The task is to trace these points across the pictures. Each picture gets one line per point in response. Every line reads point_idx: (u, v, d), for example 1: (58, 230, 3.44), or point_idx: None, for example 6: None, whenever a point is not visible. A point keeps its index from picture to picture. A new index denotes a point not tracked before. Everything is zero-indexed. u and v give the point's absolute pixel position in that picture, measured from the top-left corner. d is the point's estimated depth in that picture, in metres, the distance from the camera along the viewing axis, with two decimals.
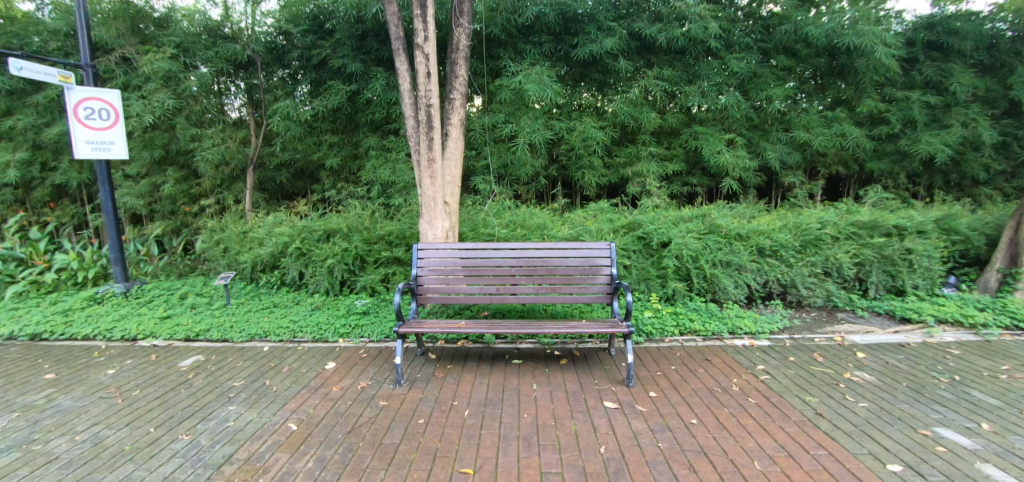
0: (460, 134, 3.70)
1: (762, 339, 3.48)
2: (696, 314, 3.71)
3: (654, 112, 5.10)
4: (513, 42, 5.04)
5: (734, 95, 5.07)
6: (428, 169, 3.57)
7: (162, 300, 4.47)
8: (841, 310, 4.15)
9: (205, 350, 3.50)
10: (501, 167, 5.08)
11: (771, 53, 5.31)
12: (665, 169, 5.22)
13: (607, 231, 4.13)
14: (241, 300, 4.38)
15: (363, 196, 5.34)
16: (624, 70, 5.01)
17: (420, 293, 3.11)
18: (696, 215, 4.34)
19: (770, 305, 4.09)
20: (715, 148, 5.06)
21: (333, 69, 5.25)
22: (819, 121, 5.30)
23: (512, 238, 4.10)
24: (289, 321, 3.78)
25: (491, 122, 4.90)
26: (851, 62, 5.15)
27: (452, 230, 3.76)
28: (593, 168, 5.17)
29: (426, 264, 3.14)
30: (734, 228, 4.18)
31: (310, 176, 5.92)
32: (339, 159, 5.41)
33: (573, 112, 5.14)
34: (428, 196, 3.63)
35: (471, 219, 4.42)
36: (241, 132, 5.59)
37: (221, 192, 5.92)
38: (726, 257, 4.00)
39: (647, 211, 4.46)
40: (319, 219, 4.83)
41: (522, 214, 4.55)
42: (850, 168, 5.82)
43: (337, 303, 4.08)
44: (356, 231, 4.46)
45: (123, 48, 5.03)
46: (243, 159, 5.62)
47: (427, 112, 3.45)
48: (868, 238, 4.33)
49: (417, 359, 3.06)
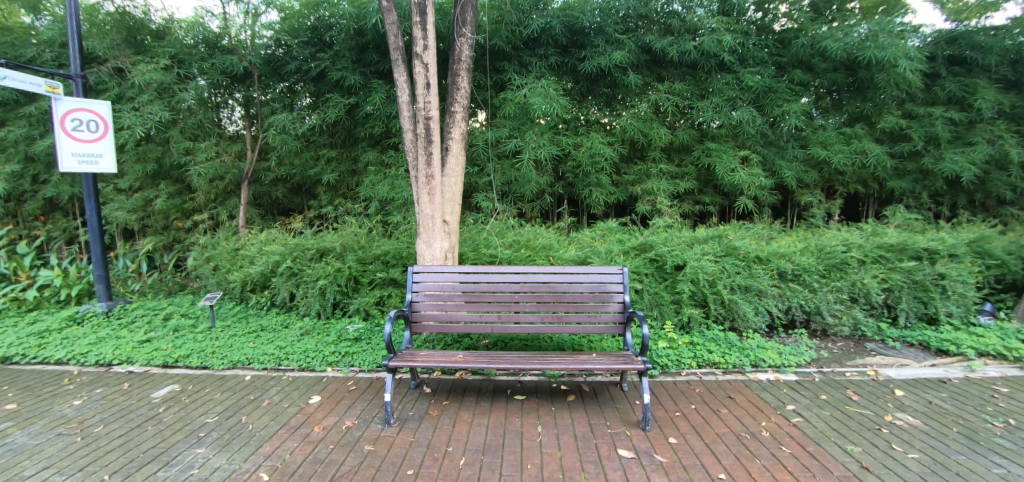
0: (461, 149, 3.48)
1: (787, 373, 3.19)
2: (714, 345, 3.43)
3: (664, 128, 4.89)
4: (518, 55, 4.83)
5: (748, 111, 4.85)
6: (427, 187, 3.33)
7: (144, 321, 4.23)
8: (870, 340, 3.85)
9: (182, 378, 3.26)
10: (505, 184, 4.86)
11: (787, 68, 5.09)
12: (676, 187, 4.98)
13: (617, 253, 3.88)
14: (227, 323, 4.13)
15: (361, 213, 5.12)
16: (633, 84, 4.80)
17: (415, 320, 2.86)
18: (712, 235, 4.08)
19: (794, 334, 3.80)
20: (729, 166, 4.83)
21: (331, 82, 5.06)
22: (839, 138, 5.06)
23: (516, 259, 3.84)
24: (276, 347, 3.52)
25: (494, 137, 4.68)
26: (872, 77, 4.92)
27: (452, 250, 3.51)
28: (601, 185, 4.95)
29: (422, 289, 2.89)
30: (754, 251, 3.91)
31: (306, 192, 5.71)
32: (337, 174, 5.20)
33: (580, 127, 4.93)
34: (425, 215, 3.39)
35: (473, 238, 4.18)
36: (236, 146, 5.40)
37: (215, 208, 5.72)
38: (746, 282, 3.73)
39: (659, 232, 4.21)
40: (313, 237, 4.60)
41: (526, 233, 4.30)
42: (870, 187, 5.55)
43: (328, 328, 3.82)
44: (350, 250, 4.21)
45: (117, 59, 4.89)
46: (238, 174, 5.43)
47: (426, 126, 3.22)
48: (895, 261, 4.05)
49: (410, 393, 2.79)
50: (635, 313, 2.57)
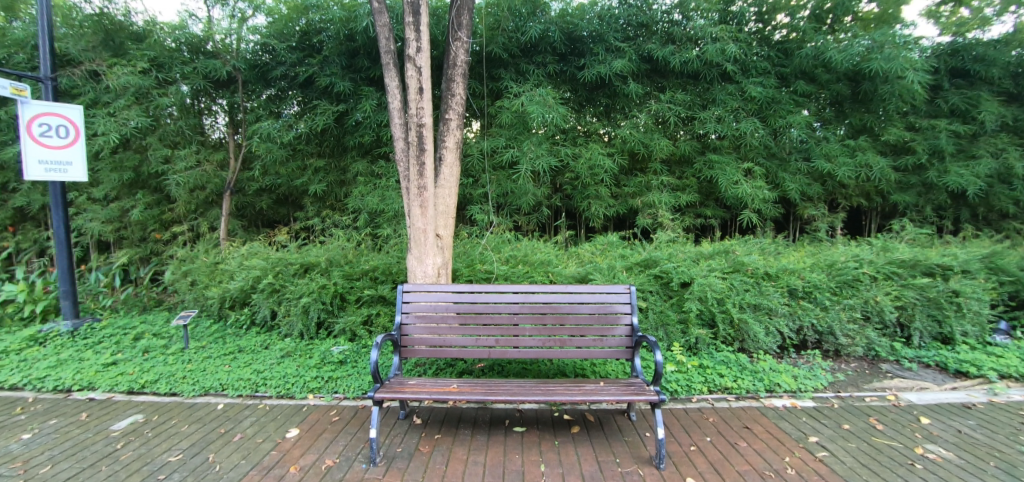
0: (455, 159, 3.27)
1: (804, 399, 3.00)
2: (725, 368, 3.23)
3: (665, 139, 4.74)
4: (515, 62, 4.65)
5: (751, 122, 4.72)
6: (419, 199, 3.11)
7: (112, 342, 3.93)
8: (884, 361, 3.68)
9: (148, 407, 2.98)
10: (501, 196, 4.66)
11: (790, 78, 4.97)
12: (678, 200, 4.82)
13: (620, 269, 3.68)
14: (202, 343, 3.85)
15: (349, 225, 4.88)
16: (634, 94, 4.64)
17: (405, 345, 2.61)
18: (718, 250, 3.90)
19: (806, 355, 3.61)
20: (733, 179, 4.67)
21: (319, 88, 4.84)
22: (843, 150, 4.93)
23: (514, 276, 3.62)
24: (253, 371, 3.26)
25: (490, 147, 4.48)
26: (877, 88, 4.81)
27: (445, 267, 3.28)
28: (601, 198, 4.76)
29: (413, 310, 2.65)
30: (762, 267, 3.74)
31: (292, 203, 5.46)
32: (325, 185, 4.96)
33: (579, 137, 4.74)
34: (417, 229, 3.16)
35: (467, 253, 3.95)
36: (218, 154, 5.14)
37: (196, 219, 5.44)
38: (756, 300, 3.54)
39: (663, 247, 4.02)
40: (298, 251, 4.34)
41: (524, 248, 4.09)
42: (873, 201, 5.43)
43: (311, 349, 3.56)
44: (336, 265, 3.97)
45: (92, 61, 4.63)
46: (220, 184, 5.18)
47: (419, 134, 3.00)
48: (907, 278, 3.89)
49: (398, 425, 2.54)
50: (647, 338, 2.35)
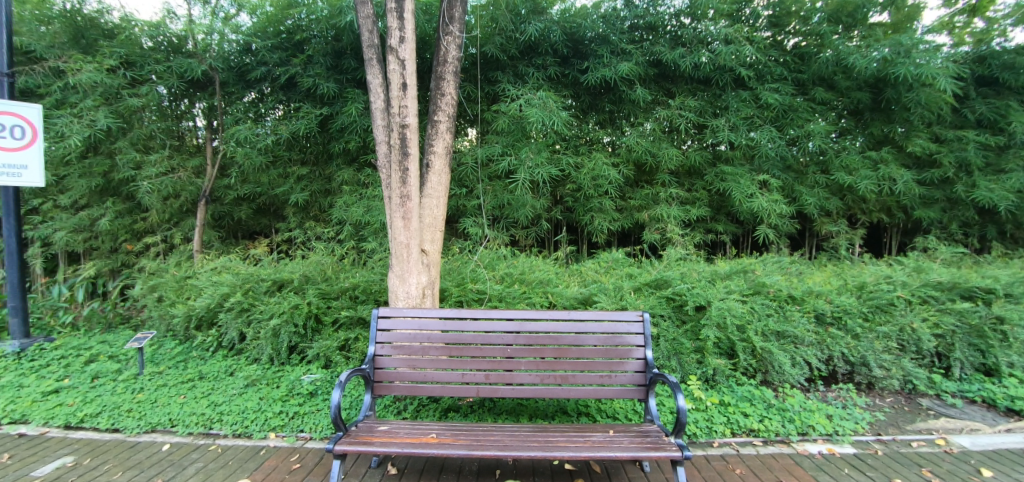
0: (444, 166, 2.92)
1: (842, 444, 2.61)
2: (748, 405, 2.84)
3: (674, 149, 4.40)
4: (513, 65, 4.32)
5: (767, 131, 4.38)
6: (401, 210, 2.73)
7: (61, 365, 3.53)
8: (923, 396, 3.29)
9: (83, 447, 2.58)
10: (497, 207, 4.30)
11: (807, 85, 4.64)
12: (688, 214, 4.46)
13: (628, 290, 3.31)
14: (160, 368, 3.45)
15: (332, 237, 4.51)
16: (641, 100, 4.31)
17: (380, 381, 2.23)
18: (735, 270, 3.54)
19: (836, 389, 3.22)
20: (748, 192, 4.32)
21: (302, 90, 4.49)
22: (865, 162, 4.58)
23: (509, 297, 3.24)
24: (211, 404, 2.86)
25: (486, 155, 4.12)
26: (901, 97, 4.48)
27: (431, 287, 2.89)
28: (605, 211, 4.41)
29: (389, 340, 2.27)
30: (786, 288, 3.37)
31: (274, 214, 5.09)
32: (307, 194, 4.61)
33: (581, 146, 4.40)
34: (399, 243, 2.78)
35: (458, 270, 3.57)
36: (194, 160, 4.79)
37: (170, 229, 5.07)
38: (780, 327, 3.16)
39: (674, 265, 3.65)
40: (273, 265, 3.96)
41: (521, 265, 3.72)
42: (895, 217, 5.09)
43: (280, 377, 3.16)
44: (313, 282, 3.58)
45: (58, 58, 4.31)
46: (195, 192, 4.82)
47: (402, 137, 2.64)
48: (944, 302, 3.52)
49: (369, 476, 2.14)
50: (668, 378, 1.96)
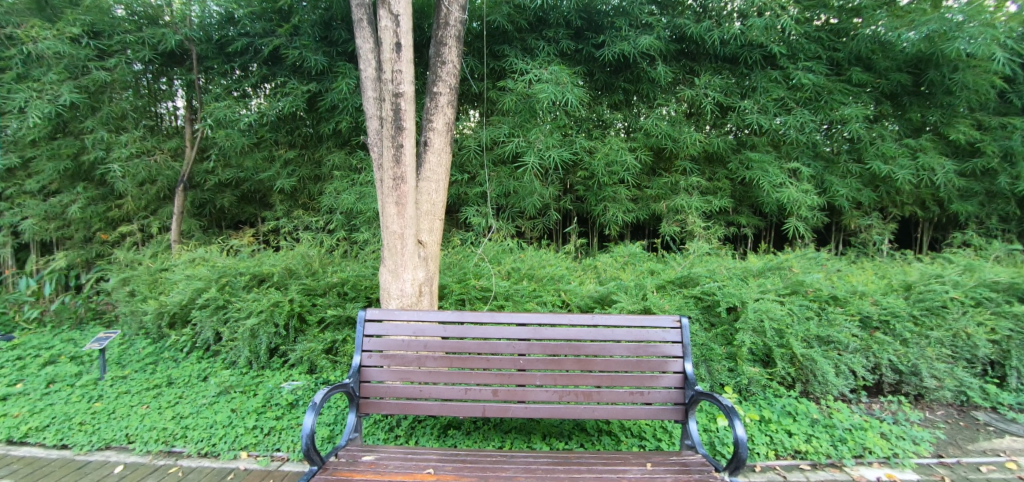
0: (445, 144, 2.54)
1: (902, 468, 2.27)
2: (791, 421, 2.49)
3: (697, 133, 4.01)
4: (522, 38, 3.89)
5: (799, 114, 3.99)
6: (394, 194, 2.33)
7: (15, 369, 3.15)
8: (977, 409, 2.94)
9: (22, 468, 2.22)
10: (502, 196, 3.93)
11: (842, 65, 4.23)
12: (710, 205, 4.09)
13: (651, 288, 2.94)
14: (125, 372, 3.08)
15: (321, 228, 4.13)
16: (662, 79, 3.91)
17: (369, 397, 1.87)
18: (770, 267, 3.17)
19: (883, 402, 2.86)
20: (777, 181, 3.94)
21: (288, 64, 4.08)
22: (903, 150, 4.19)
23: (518, 295, 2.87)
24: (175, 417, 2.50)
25: (491, 137, 3.73)
26: (946, 78, 4.09)
27: (429, 283, 2.51)
28: (619, 201, 4.04)
29: (379, 348, 1.89)
30: (827, 288, 3.01)
31: (259, 202, 4.70)
32: (294, 179, 4.23)
33: (595, 129, 4.01)
34: (392, 233, 2.39)
35: (459, 264, 3.19)
36: (172, 142, 4.39)
37: (147, 218, 4.69)
38: (823, 331, 2.80)
39: (699, 261, 3.29)
40: (253, 258, 3.57)
41: (528, 259, 3.34)
42: (929, 210, 4.72)
43: (259, 384, 2.80)
44: (297, 277, 3.21)
45: (17, 26, 3.88)
46: (172, 177, 4.43)
47: (395, 108, 2.24)
48: (1000, 304, 3.16)
49: None
50: (725, 404, 1.58)
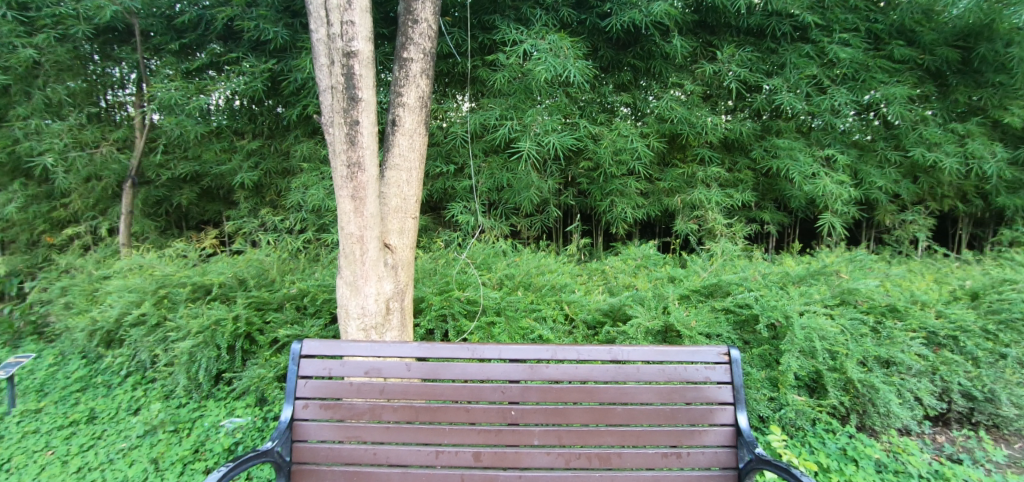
0: (418, 124, 2.02)
1: None
2: (854, 468, 1.99)
3: (716, 116, 3.51)
4: (515, 6, 3.33)
5: (835, 94, 3.46)
6: (349, 184, 1.80)
7: None
8: None
9: None
10: (494, 190, 3.42)
11: (881, 39, 3.72)
12: (732, 199, 3.59)
13: (674, 299, 2.42)
14: (41, 404, 2.56)
15: (290, 228, 3.63)
16: (678, 53, 3.37)
17: (302, 461, 1.36)
18: (811, 272, 2.66)
19: (952, 435, 2.38)
20: (810, 171, 3.44)
21: (246, 40, 3.53)
22: (948, 135, 3.69)
23: (512, 309, 2.36)
24: (79, 471, 1.98)
25: (480, 122, 3.21)
26: (1000, 53, 3.56)
27: (398, 299, 1.99)
28: (628, 195, 3.53)
29: (316, 395, 1.38)
30: (882, 299, 2.51)
31: (224, 199, 4.18)
32: (258, 173, 3.71)
33: (600, 114, 3.49)
34: (347, 235, 1.86)
35: (442, 271, 2.68)
36: (118, 132, 3.85)
37: (96, 218, 4.17)
38: (883, 351, 2.30)
39: (726, 266, 2.79)
40: (202, 264, 3.04)
41: (525, 263, 2.83)
42: (970, 204, 4.25)
43: (195, 421, 2.28)
44: (250, 287, 2.69)
45: None
46: (121, 172, 3.91)
47: (346, 73, 1.72)
48: None
49: None
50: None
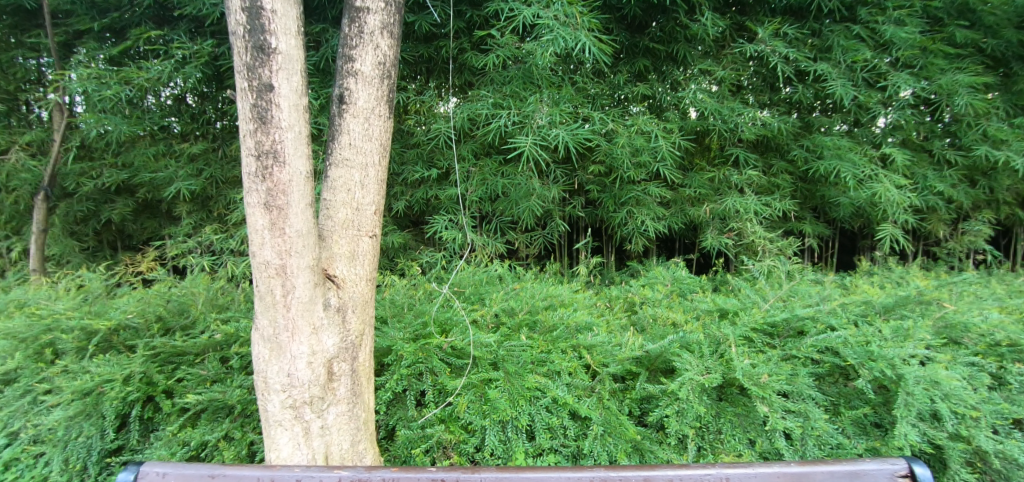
0: (378, 99, 1.38)
1: None
2: None
3: (752, 109, 2.94)
4: None
5: (895, 79, 2.90)
6: (260, 183, 1.16)
7: None
8: None
9: None
10: (486, 200, 2.80)
11: (938, 20, 3.17)
12: (772, 208, 3.00)
13: (732, 341, 1.79)
14: None
15: (238, 248, 2.98)
16: (707, 32, 2.79)
17: None
18: (898, 301, 2.05)
19: None
20: (864, 173, 2.87)
21: (183, 20, 2.90)
22: (1019, 131, 3.14)
23: (512, 362, 1.71)
24: None
25: (468, 116, 2.61)
26: None
27: (347, 356, 1.33)
28: (647, 205, 2.92)
29: None
30: (1000, 336, 1.89)
31: (164, 214, 3.49)
32: (199, 183, 3.05)
33: (613, 108, 2.89)
34: (262, 261, 1.21)
35: (420, 307, 2.03)
36: (31, 134, 3.20)
37: (9, 239, 3.48)
38: (1018, 410, 1.68)
39: (787, 294, 2.18)
40: (113, 299, 2.37)
41: (526, 293, 2.20)
42: None
43: None
44: (161, 332, 2.02)
45: None
46: (34, 183, 3.24)
47: (249, 8, 1.11)
48: None
49: None
50: None
